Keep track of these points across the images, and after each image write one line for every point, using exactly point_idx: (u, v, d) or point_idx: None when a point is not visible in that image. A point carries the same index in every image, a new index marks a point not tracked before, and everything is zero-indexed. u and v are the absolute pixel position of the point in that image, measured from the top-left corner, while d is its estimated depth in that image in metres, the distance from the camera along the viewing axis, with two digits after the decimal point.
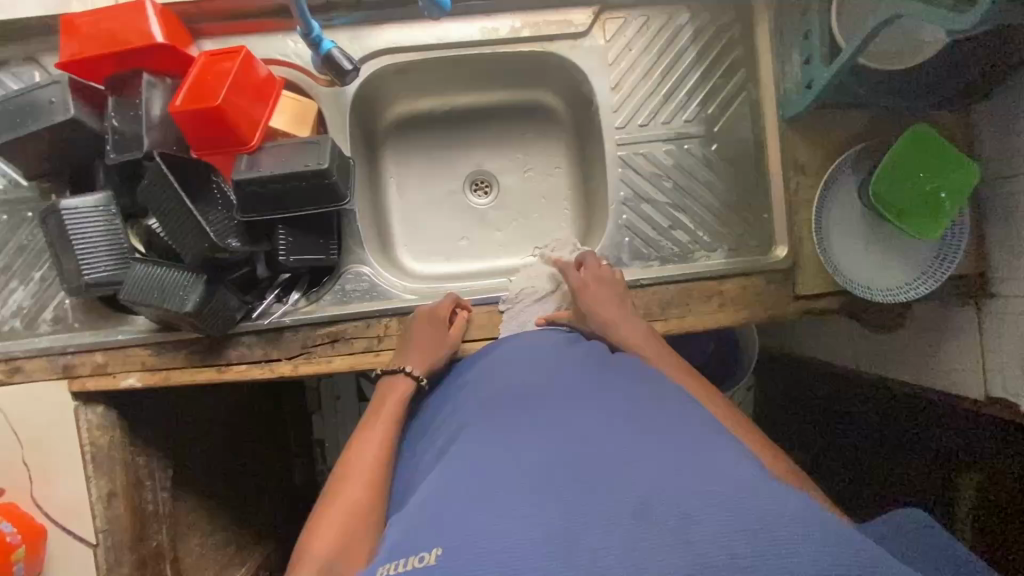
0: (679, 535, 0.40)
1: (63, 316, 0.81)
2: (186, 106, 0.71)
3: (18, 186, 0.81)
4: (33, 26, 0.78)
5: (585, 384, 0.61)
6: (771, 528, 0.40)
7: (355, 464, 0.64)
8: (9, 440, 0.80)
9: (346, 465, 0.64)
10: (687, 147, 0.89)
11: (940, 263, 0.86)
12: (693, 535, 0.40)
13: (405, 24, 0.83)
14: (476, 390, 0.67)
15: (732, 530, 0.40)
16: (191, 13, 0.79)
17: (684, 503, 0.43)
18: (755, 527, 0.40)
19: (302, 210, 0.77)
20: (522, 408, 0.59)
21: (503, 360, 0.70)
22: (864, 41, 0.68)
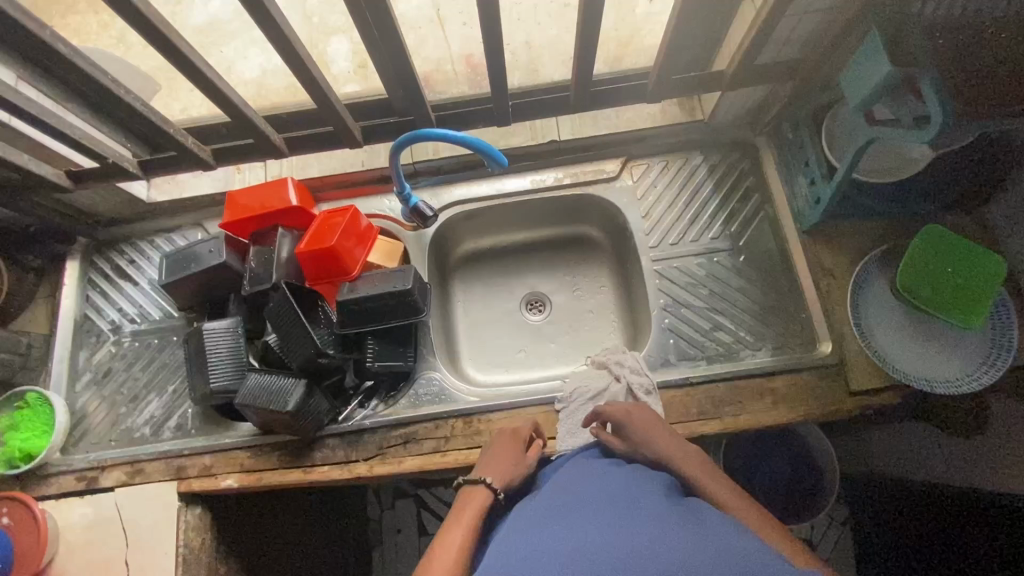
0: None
1: (185, 423, 0.96)
2: (309, 247, 0.93)
3: (170, 317, 1.03)
4: (204, 201, 1.07)
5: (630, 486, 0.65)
6: None
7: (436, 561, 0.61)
8: (118, 539, 0.88)
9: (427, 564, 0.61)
10: (717, 259, 1.00)
11: (998, 354, 0.86)
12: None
13: (473, 182, 1.07)
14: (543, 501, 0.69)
15: None
16: (315, 185, 1.06)
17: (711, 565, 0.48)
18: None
19: (393, 322, 0.93)
20: (570, 506, 0.63)
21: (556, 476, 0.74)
22: (853, 157, 0.81)
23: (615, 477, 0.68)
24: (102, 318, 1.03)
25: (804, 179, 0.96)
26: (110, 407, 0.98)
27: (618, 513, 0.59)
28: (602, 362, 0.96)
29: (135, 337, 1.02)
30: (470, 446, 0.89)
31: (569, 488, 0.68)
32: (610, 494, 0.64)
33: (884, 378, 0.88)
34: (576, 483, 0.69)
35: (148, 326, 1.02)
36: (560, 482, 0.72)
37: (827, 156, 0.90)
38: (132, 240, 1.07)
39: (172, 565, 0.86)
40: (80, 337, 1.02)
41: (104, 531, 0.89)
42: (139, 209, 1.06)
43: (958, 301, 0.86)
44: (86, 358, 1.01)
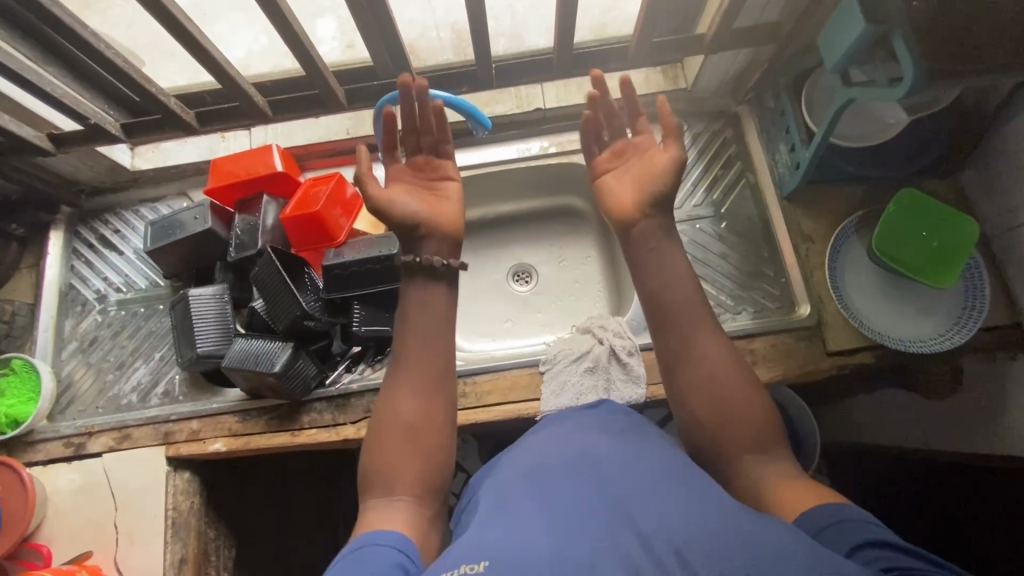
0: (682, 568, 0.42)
1: (172, 389, 0.96)
2: (293, 212, 0.94)
3: (155, 286, 1.03)
4: (189, 170, 1.07)
5: (618, 446, 0.61)
6: (765, 560, 0.42)
7: (411, 373, 0.69)
8: (107, 503, 0.89)
9: (397, 391, 0.68)
10: (699, 226, 1.02)
11: (969, 313, 0.89)
12: (692, 563, 0.42)
13: (459, 151, 1.07)
14: (516, 454, 0.67)
15: (729, 561, 0.42)
16: (302, 154, 1.06)
17: (685, 534, 0.45)
18: (745, 552, 0.43)
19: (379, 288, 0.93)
20: (560, 462, 0.60)
21: (545, 432, 0.70)
22: (829, 122, 0.82)
23: (603, 437, 0.64)
24: (87, 287, 1.03)
25: (784, 146, 0.98)
26: (97, 375, 0.98)
27: (604, 473, 0.56)
28: (586, 326, 0.97)
29: (121, 305, 1.02)
30: (456, 407, 0.91)
31: (561, 444, 0.64)
32: (599, 450, 0.61)
33: (858, 339, 0.91)
34: (566, 443, 0.64)
35: (134, 295, 1.02)
36: (551, 439, 0.67)
37: (806, 121, 0.91)
38: (116, 210, 1.07)
39: (162, 528, 0.87)
40: (65, 307, 1.02)
41: (93, 496, 0.90)
42: (123, 177, 1.06)
43: (934, 262, 0.88)
44: (72, 326, 1.01)
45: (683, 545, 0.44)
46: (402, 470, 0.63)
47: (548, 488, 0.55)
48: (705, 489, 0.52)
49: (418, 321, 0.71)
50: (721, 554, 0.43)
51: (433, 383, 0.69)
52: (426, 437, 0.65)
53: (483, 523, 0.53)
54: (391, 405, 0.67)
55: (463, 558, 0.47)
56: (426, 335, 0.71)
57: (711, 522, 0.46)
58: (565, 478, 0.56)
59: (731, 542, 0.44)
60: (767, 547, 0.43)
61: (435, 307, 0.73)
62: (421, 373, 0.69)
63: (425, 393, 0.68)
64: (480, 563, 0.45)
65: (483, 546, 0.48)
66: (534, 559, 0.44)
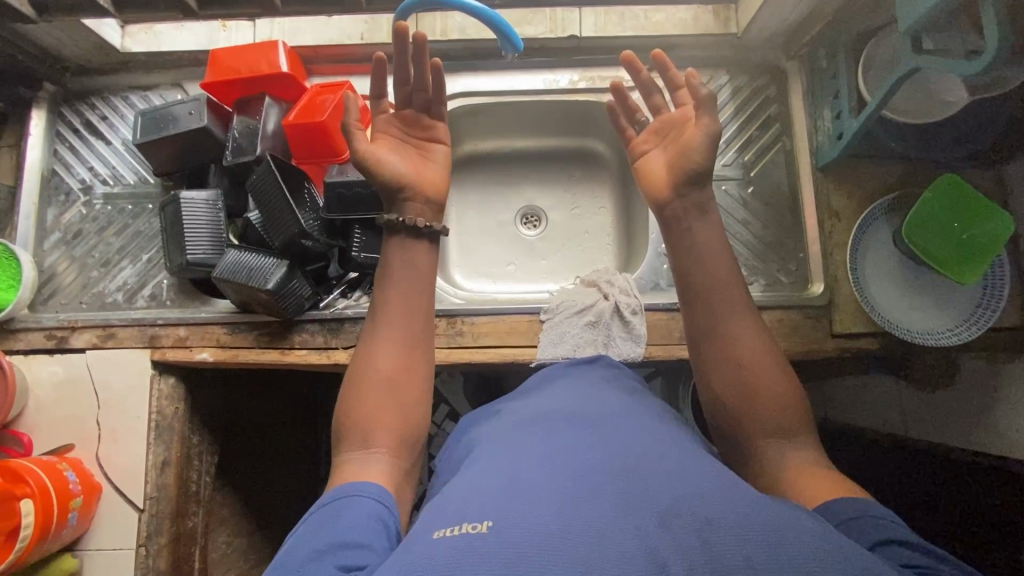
0: (703, 542, 0.42)
1: (159, 293, 0.93)
2: (297, 120, 0.87)
3: (144, 183, 0.97)
4: (186, 59, 0.98)
5: (628, 419, 0.60)
6: (790, 543, 0.42)
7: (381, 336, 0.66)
8: (90, 399, 0.88)
9: (372, 353, 0.66)
10: (724, 188, 0.97)
11: (982, 312, 0.87)
12: (713, 539, 0.42)
13: (481, 74, 0.99)
14: (514, 411, 0.67)
15: (754, 542, 0.42)
16: (310, 56, 0.97)
17: (708, 510, 0.44)
18: (770, 535, 0.42)
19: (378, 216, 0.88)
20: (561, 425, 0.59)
21: (539, 396, 0.69)
22: (887, 92, 0.76)
23: (600, 407, 0.63)
24: (71, 176, 0.97)
25: (829, 113, 0.91)
26: (80, 270, 0.94)
27: (616, 442, 0.55)
28: (592, 280, 0.93)
29: (107, 200, 0.96)
30: (451, 345, 0.89)
31: (561, 408, 0.63)
32: (606, 420, 0.60)
33: (865, 324, 0.89)
34: (565, 407, 0.64)
35: (121, 190, 0.96)
36: (547, 402, 0.66)
37: (859, 88, 0.85)
38: (104, 95, 0.99)
39: (145, 430, 0.87)
40: (48, 195, 0.96)
41: (75, 391, 0.88)
42: (112, 58, 0.97)
43: (959, 255, 0.85)
44: (55, 216, 0.96)
45: (707, 521, 0.43)
46: (382, 426, 0.62)
47: (549, 447, 0.55)
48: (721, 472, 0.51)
49: (402, 278, 0.69)
50: (746, 535, 0.42)
51: (413, 344, 0.67)
52: (404, 396, 0.64)
53: (481, 477, 0.53)
54: (367, 364, 0.65)
55: (462, 514, 0.47)
56: (407, 294, 0.68)
57: (732, 502, 0.45)
58: (567, 441, 0.55)
59: (755, 524, 0.43)
60: (792, 533, 0.43)
61: (420, 261, 0.71)
62: (400, 331, 0.67)
63: (405, 351, 0.66)
64: (482, 523, 0.45)
65: (483, 503, 0.47)
66: (539, 522, 0.44)
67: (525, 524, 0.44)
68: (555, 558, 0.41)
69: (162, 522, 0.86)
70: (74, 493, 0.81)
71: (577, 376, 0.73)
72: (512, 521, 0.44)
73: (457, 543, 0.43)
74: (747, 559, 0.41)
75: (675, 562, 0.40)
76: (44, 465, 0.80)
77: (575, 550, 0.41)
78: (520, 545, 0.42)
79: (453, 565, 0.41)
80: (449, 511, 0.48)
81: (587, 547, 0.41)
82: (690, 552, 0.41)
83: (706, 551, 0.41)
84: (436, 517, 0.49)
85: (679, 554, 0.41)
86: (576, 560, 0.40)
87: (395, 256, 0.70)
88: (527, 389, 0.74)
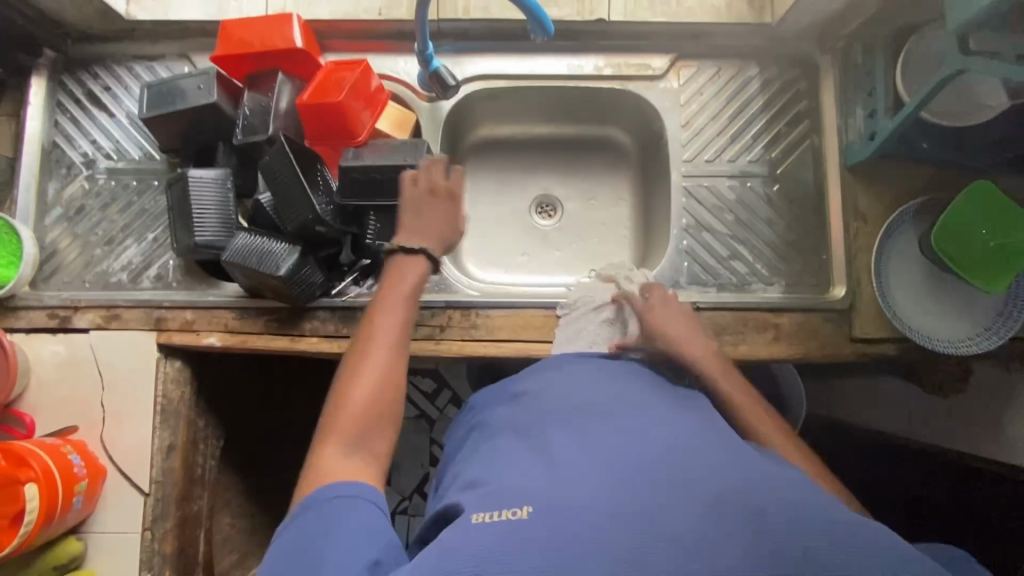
0: (759, 534, 0.43)
1: (165, 274, 0.90)
2: (312, 99, 0.83)
3: (150, 159, 0.93)
4: (193, 28, 0.93)
5: (660, 409, 0.61)
6: (842, 538, 0.43)
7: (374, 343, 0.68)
8: (94, 381, 0.86)
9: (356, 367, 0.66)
10: (749, 185, 0.94)
11: (1004, 321, 0.85)
12: (768, 529, 0.43)
13: (502, 56, 0.95)
14: (540, 395, 0.67)
15: (808, 535, 0.43)
16: (324, 30, 0.93)
17: (759, 499, 0.45)
18: (821, 526, 0.44)
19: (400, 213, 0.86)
20: (591, 414, 0.60)
21: (562, 380, 0.69)
22: (929, 93, 0.73)
23: (629, 396, 0.63)
24: (73, 149, 0.93)
25: (862, 111, 0.88)
26: (83, 248, 0.91)
27: (652, 431, 0.56)
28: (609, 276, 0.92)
29: (111, 175, 0.92)
30: (465, 338, 0.87)
31: (589, 395, 0.64)
32: (637, 408, 0.61)
33: (886, 329, 0.88)
34: (592, 393, 0.65)
35: (125, 165, 0.93)
36: (574, 386, 0.67)
37: (896, 86, 0.82)
38: (107, 64, 0.94)
39: (151, 413, 0.86)
40: (49, 168, 0.92)
41: (79, 372, 0.86)
42: (116, 25, 0.92)
43: (986, 264, 0.83)
44: (56, 190, 0.92)
45: (760, 511, 0.44)
46: (361, 437, 0.61)
47: (584, 436, 0.56)
48: (763, 465, 0.52)
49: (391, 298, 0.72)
50: (798, 524, 0.44)
51: (396, 362, 0.67)
52: (386, 414, 0.64)
53: (519, 463, 0.54)
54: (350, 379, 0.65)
55: (508, 500, 0.48)
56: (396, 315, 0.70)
57: (780, 492, 0.47)
58: (601, 430, 0.56)
59: (806, 518, 0.44)
60: (842, 525, 0.44)
61: (408, 286, 0.73)
62: (384, 347, 0.68)
63: (392, 367, 0.67)
64: (523, 510, 0.46)
65: (528, 490, 0.49)
66: (587, 506, 0.45)
67: (575, 516, 0.44)
68: (610, 553, 0.41)
69: (168, 506, 0.85)
70: (79, 477, 0.79)
71: (599, 362, 0.73)
72: (562, 512, 0.45)
73: (508, 530, 0.44)
74: (807, 555, 0.42)
75: (733, 558, 0.41)
76: (46, 447, 0.78)
77: (627, 536, 0.42)
78: (573, 529, 0.43)
79: (508, 552, 0.42)
80: (495, 500, 0.49)
81: (641, 534, 0.42)
82: (746, 542, 0.42)
83: (761, 546, 0.42)
84: (480, 502, 0.50)
85: (736, 548, 0.42)
86: (629, 545, 0.42)
87: (393, 279, 0.73)
88: (548, 368, 0.74)
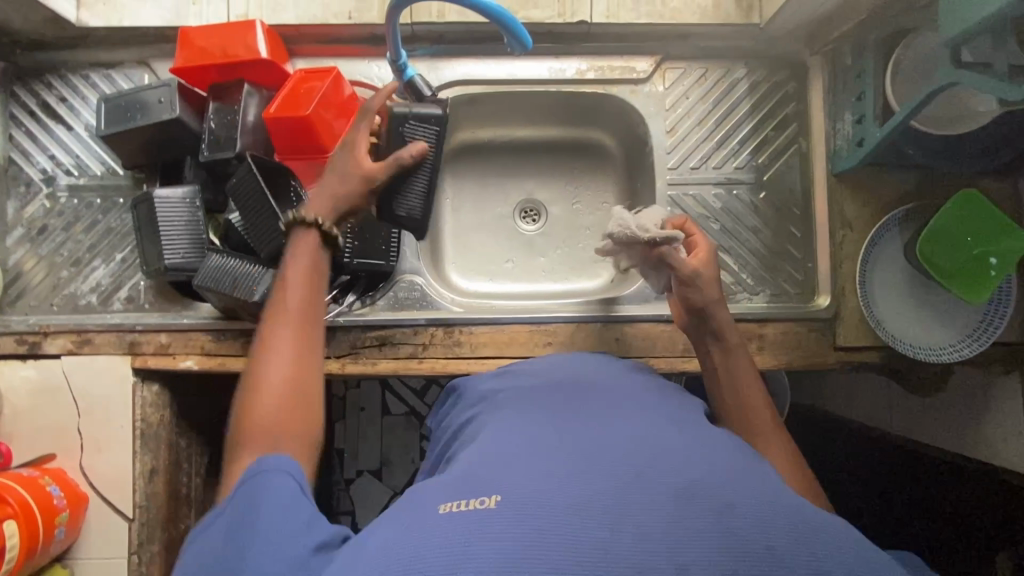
0: (725, 527, 0.38)
1: (136, 296, 0.87)
2: (280, 112, 0.79)
3: (113, 175, 0.89)
4: (152, 34, 0.88)
5: (637, 393, 0.56)
6: (814, 536, 0.38)
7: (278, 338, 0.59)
8: (70, 408, 0.84)
9: (267, 350, 0.59)
10: (735, 193, 0.93)
11: (985, 328, 0.84)
12: (734, 525, 0.38)
13: (480, 59, 0.91)
14: (517, 380, 0.63)
15: (778, 529, 0.38)
16: (291, 35, 0.88)
17: (726, 493, 0.40)
18: (791, 524, 0.39)
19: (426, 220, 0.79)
20: (563, 399, 0.55)
21: (539, 370, 0.64)
22: (917, 106, 0.71)
23: (608, 383, 0.59)
24: (31, 165, 0.89)
25: (850, 116, 0.86)
26: (50, 269, 0.88)
27: (625, 416, 0.51)
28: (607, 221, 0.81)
29: (73, 193, 0.89)
30: (447, 356, 0.86)
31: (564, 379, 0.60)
32: (612, 393, 0.56)
33: (869, 338, 0.88)
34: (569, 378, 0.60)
35: (88, 182, 0.89)
36: (550, 370, 0.64)
37: (886, 93, 0.80)
38: (62, 73, 0.90)
39: (130, 438, 0.84)
40: (7, 185, 0.88)
41: (52, 398, 0.84)
42: (68, 33, 0.87)
43: (969, 272, 0.81)
44: (17, 210, 0.88)
45: (728, 506, 0.39)
46: (276, 435, 0.54)
47: (554, 418, 0.51)
48: (737, 452, 0.47)
49: (293, 266, 0.64)
50: (768, 521, 0.39)
51: (311, 335, 0.61)
52: (308, 395, 0.58)
53: (483, 446, 0.49)
54: (262, 365, 0.58)
55: (467, 486, 0.43)
56: (306, 279, 0.63)
57: (756, 488, 0.42)
58: (572, 414, 0.52)
59: (775, 510, 0.40)
60: (817, 524, 0.39)
61: (320, 252, 0.66)
62: (297, 319, 0.61)
63: (304, 344, 0.60)
64: (489, 498, 0.41)
65: (487, 473, 0.44)
66: (546, 496, 0.40)
67: (531, 501, 0.40)
68: (562, 545, 0.37)
69: (153, 531, 0.84)
70: (59, 509, 0.78)
71: (582, 359, 0.67)
72: (520, 497, 0.40)
73: (460, 523, 0.39)
74: (771, 547, 0.37)
75: (694, 556, 0.36)
76: (23, 481, 0.76)
77: (586, 535, 0.37)
78: (529, 524, 0.38)
79: (453, 549, 0.37)
80: (451, 483, 0.44)
81: (602, 529, 0.38)
82: (710, 540, 0.37)
83: (725, 540, 0.37)
84: (437, 487, 0.45)
85: (699, 541, 0.37)
86: (586, 542, 0.37)
87: (297, 246, 0.66)
88: (522, 363, 0.69)
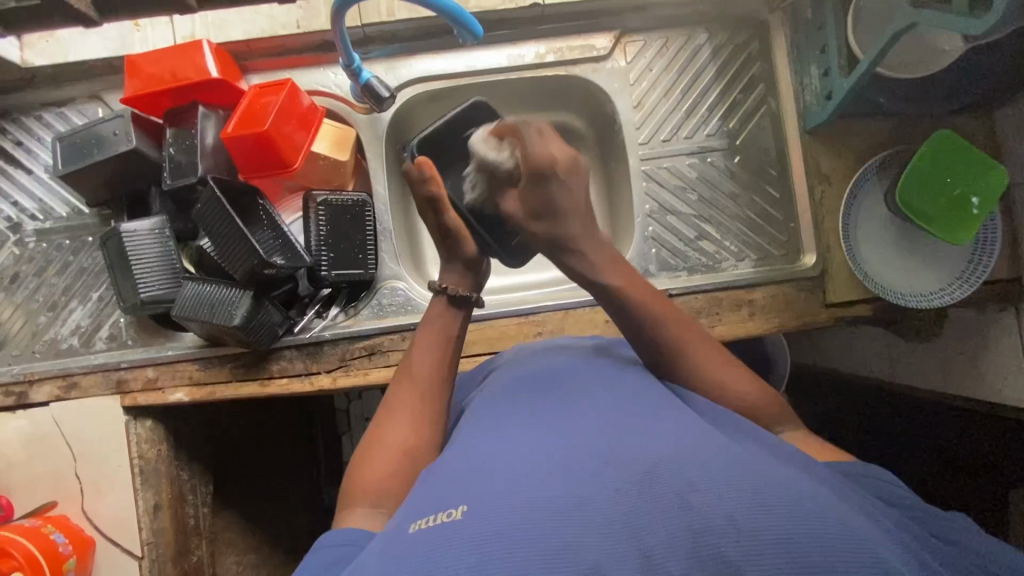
0: (686, 504, 0.37)
1: (118, 333, 0.86)
2: (238, 130, 0.78)
3: (79, 214, 0.88)
4: (100, 67, 0.87)
5: (610, 380, 0.56)
6: (775, 499, 0.37)
7: (403, 403, 0.61)
8: (64, 453, 0.83)
9: (393, 408, 0.60)
10: (710, 160, 0.92)
11: (973, 269, 0.83)
12: (696, 502, 0.37)
13: (437, 54, 0.89)
14: (498, 379, 0.62)
15: (740, 498, 0.37)
16: (242, 51, 0.87)
17: (691, 471, 0.40)
18: (751, 490, 0.38)
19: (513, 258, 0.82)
20: (535, 395, 0.54)
21: (521, 364, 0.63)
22: (879, 52, 0.69)
23: (588, 369, 0.58)
24: None
25: (817, 70, 0.85)
26: (27, 316, 0.87)
27: (599, 406, 0.50)
28: None
29: (41, 237, 0.88)
30: None
31: (546, 371, 0.59)
32: (585, 382, 0.55)
33: (860, 291, 0.85)
34: (551, 369, 0.59)
35: (54, 225, 0.88)
36: (528, 365, 0.62)
37: (849, 43, 0.79)
38: (16, 117, 0.89)
39: (129, 477, 0.83)
40: None
41: (46, 445, 0.83)
42: (14, 74, 0.86)
43: (952, 213, 0.79)
44: None
45: (690, 484, 0.38)
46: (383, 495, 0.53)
47: (530, 419, 0.50)
48: (708, 431, 0.47)
49: (427, 337, 0.66)
50: (731, 493, 0.37)
51: (433, 401, 0.61)
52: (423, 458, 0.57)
53: (458, 455, 0.48)
54: (386, 420, 0.59)
55: (437, 500, 0.42)
56: (432, 344, 0.66)
57: (723, 463, 0.41)
58: (548, 412, 0.51)
59: (735, 477, 0.39)
60: (781, 490, 0.38)
61: (454, 325, 0.68)
62: (419, 382, 0.63)
63: (422, 411, 0.60)
64: (457, 509, 0.40)
65: (458, 483, 0.43)
66: (511, 498, 0.39)
67: (499, 504, 0.39)
68: (528, 542, 0.36)
69: (164, 565, 0.83)
70: (65, 556, 0.77)
71: (565, 349, 0.65)
72: (490, 499, 0.40)
73: (428, 537, 0.38)
74: (731, 518, 0.36)
75: (655, 536, 0.36)
76: (26, 532, 0.76)
77: (553, 527, 0.37)
78: (495, 529, 0.37)
79: (420, 561, 0.36)
80: (426, 498, 0.44)
81: (563, 521, 0.37)
82: (673, 521, 0.36)
83: (684, 516, 0.36)
84: (410, 507, 0.44)
85: (660, 523, 0.36)
86: (551, 535, 0.36)
87: (430, 316, 0.68)
88: (509, 359, 0.68)
